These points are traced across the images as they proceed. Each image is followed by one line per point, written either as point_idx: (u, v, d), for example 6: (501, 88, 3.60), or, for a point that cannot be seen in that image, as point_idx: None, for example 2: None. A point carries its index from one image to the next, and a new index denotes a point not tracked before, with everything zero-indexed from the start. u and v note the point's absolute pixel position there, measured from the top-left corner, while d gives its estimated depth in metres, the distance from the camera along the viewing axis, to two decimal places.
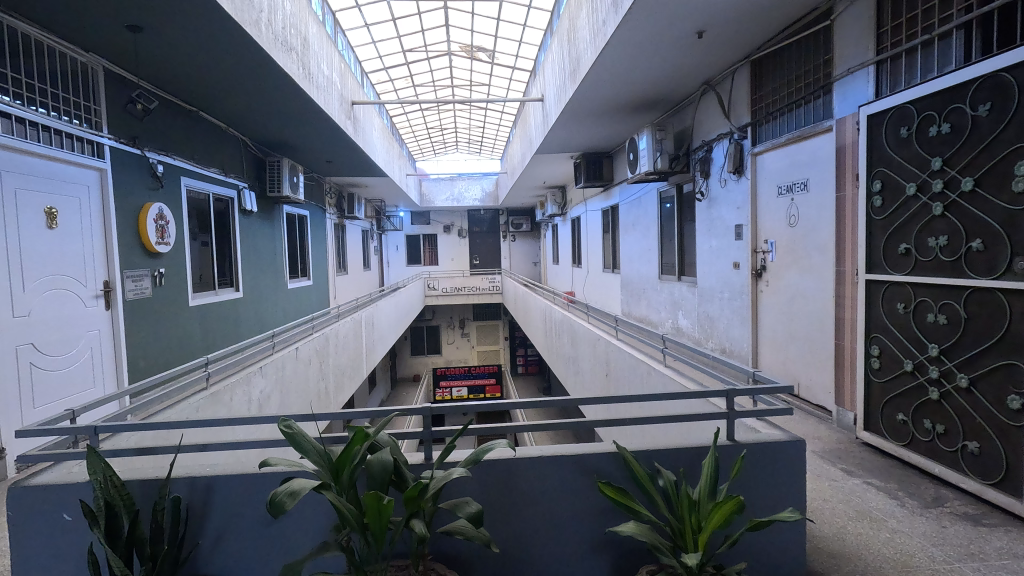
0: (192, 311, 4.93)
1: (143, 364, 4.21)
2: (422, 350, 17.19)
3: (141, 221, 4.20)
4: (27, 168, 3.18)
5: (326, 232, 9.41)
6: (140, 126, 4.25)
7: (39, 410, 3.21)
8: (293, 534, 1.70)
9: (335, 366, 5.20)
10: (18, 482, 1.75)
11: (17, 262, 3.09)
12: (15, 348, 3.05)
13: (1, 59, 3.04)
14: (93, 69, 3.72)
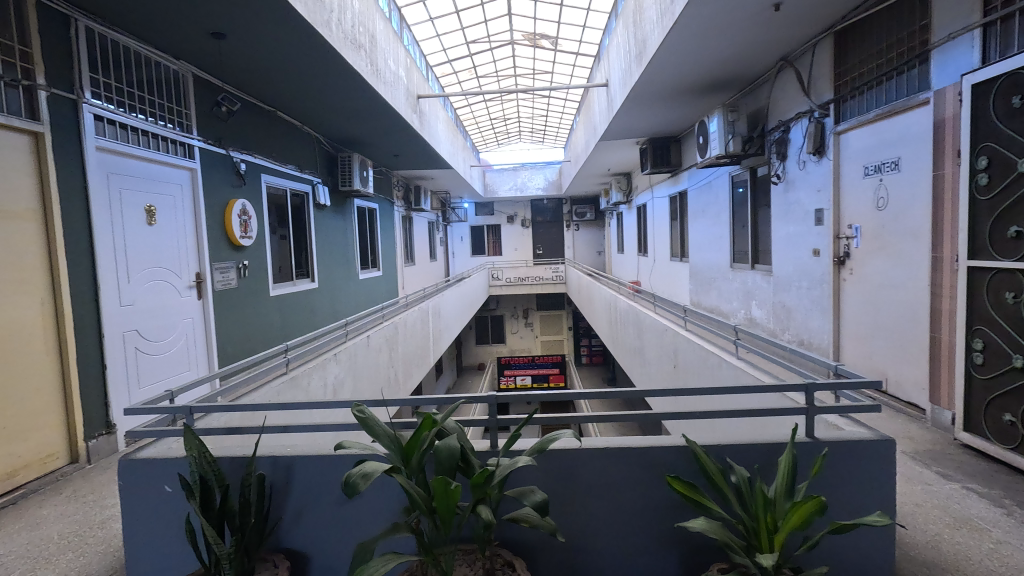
0: (273, 301, 5.25)
1: (230, 350, 4.53)
2: (486, 339, 17.46)
3: (226, 217, 4.50)
4: (129, 170, 3.48)
5: (394, 224, 9.71)
6: (225, 128, 4.54)
7: (143, 390, 3.53)
8: (367, 515, 1.78)
9: (404, 353, 5.37)
10: (126, 455, 1.93)
11: (124, 255, 3.41)
12: (123, 334, 3.37)
13: (107, 71, 3.35)
14: (183, 75, 4.02)
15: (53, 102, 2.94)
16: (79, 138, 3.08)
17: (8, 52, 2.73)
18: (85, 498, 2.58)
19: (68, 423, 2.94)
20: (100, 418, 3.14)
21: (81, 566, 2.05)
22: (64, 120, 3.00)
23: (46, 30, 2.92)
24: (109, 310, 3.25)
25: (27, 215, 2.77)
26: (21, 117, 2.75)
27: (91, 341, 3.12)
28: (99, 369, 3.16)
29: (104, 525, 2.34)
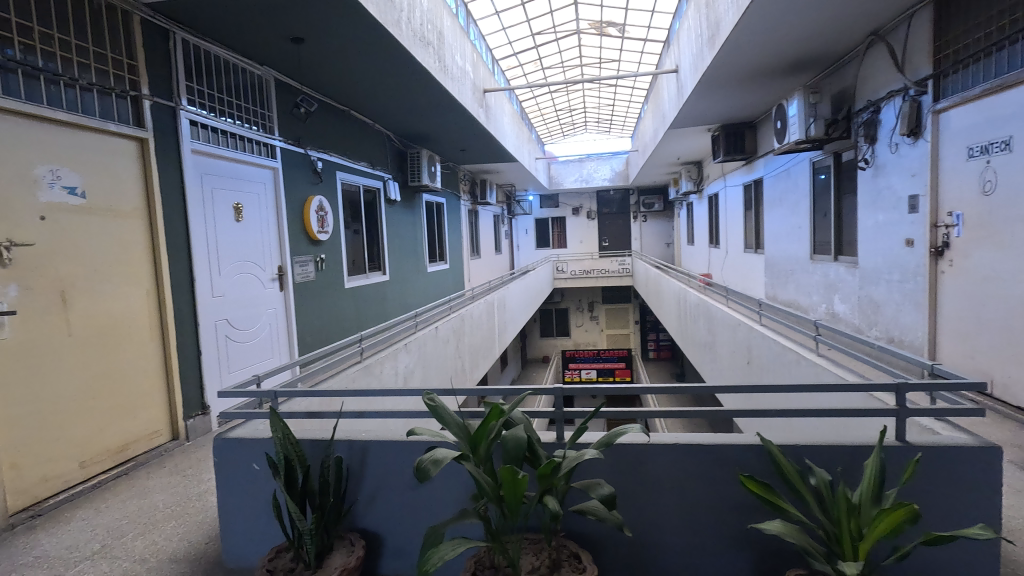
0: (347, 293, 5.50)
1: (309, 339, 4.80)
2: (551, 332, 17.46)
3: (305, 213, 4.75)
4: (219, 170, 3.75)
5: (461, 218, 9.88)
6: (303, 128, 4.79)
7: (233, 375, 3.81)
8: (437, 500, 1.84)
9: (470, 345, 5.47)
10: (220, 434, 2.09)
11: (217, 249, 3.68)
12: (216, 322, 3.64)
13: (201, 79, 3.61)
14: (265, 80, 4.27)
15: (155, 110, 3.21)
16: (177, 142, 3.36)
17: (117, 65, 3.01)
18: (186, 472, 2.84)
19: (169, 403, 3.23)
20: (196, 400, 3.42)
21: (181, 535, 2.24)
22: (164, 125, 3.27)
23: (148, 43, 3.19)
24: (203, 301, 3.53)
25: (135, 213, 3.05)
26: (129, 124, 3.03)
27: (188, 329, 3.40)
28: (196, 355, 3.44)
29: (202, 498, 2.55)
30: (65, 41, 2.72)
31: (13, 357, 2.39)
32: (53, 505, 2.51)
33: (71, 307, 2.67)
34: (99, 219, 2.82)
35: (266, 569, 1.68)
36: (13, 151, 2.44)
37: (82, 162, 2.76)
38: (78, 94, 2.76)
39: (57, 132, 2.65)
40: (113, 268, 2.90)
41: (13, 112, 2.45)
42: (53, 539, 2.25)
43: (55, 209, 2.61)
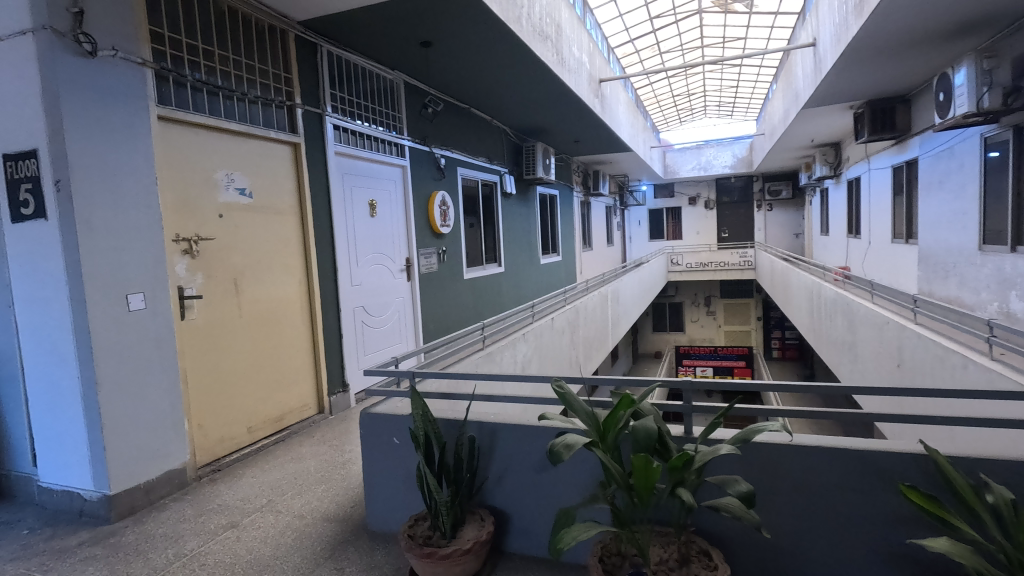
0: (466, 284, 5.75)
1: (432, 326, 5.09)
2: (664, 327, 16.89)
3: (429, 207, 5.03)
4: (356, 169, 4.09)
5: (574, 210, 9.89)
6: (429, 127, 5.07)
7: (368, 358, 4.15)
8: (564, 485, 1.88)
9: (585, 337, 5.48)
10: (366, 409, 2.25)
11: (354, 242, 4.03)
12: (354, 309, 3.99)
13: (343, 86, 3.95)
14: (396, 83, 4.57)
15: (306, 117, 3.58)
16: (323, 145, 3.72)
17: (277, 79, 3.39)
18: (332, 442, 3.17)
19: (316, 380, 3.61)
20: (338, 378, 3.80)
21: (331, 497, 2.51)
22: (313, 131, 3.64)
23: (300, 57, 3.56)
24: (343, 289, 3.88)
25: (290, 210, 3.44)
26: (285, 131, 3.41)
27: (332, 315, 3.77)
28: (337, 338, 3.81)
29: (345, 467, 2.83)
30: (238, 61, 3.12)
31: (200, 334, 2.82)
32: (229, 462, 2.94)
33: (241, 292, 3.08)
34: (262, 215, 3.22)
35: (407, 534, 1.83)
36: (200, 159, 2.86)
37: (250, 166, 3.15)
38: (247, 107, 3.15)
39: (231, 141, 3.05)
40: (273, 259, 3.30)
41: (200, 125, 2.86)
42: (230, 492, 2.62)
43: (230, 208, 3.02)
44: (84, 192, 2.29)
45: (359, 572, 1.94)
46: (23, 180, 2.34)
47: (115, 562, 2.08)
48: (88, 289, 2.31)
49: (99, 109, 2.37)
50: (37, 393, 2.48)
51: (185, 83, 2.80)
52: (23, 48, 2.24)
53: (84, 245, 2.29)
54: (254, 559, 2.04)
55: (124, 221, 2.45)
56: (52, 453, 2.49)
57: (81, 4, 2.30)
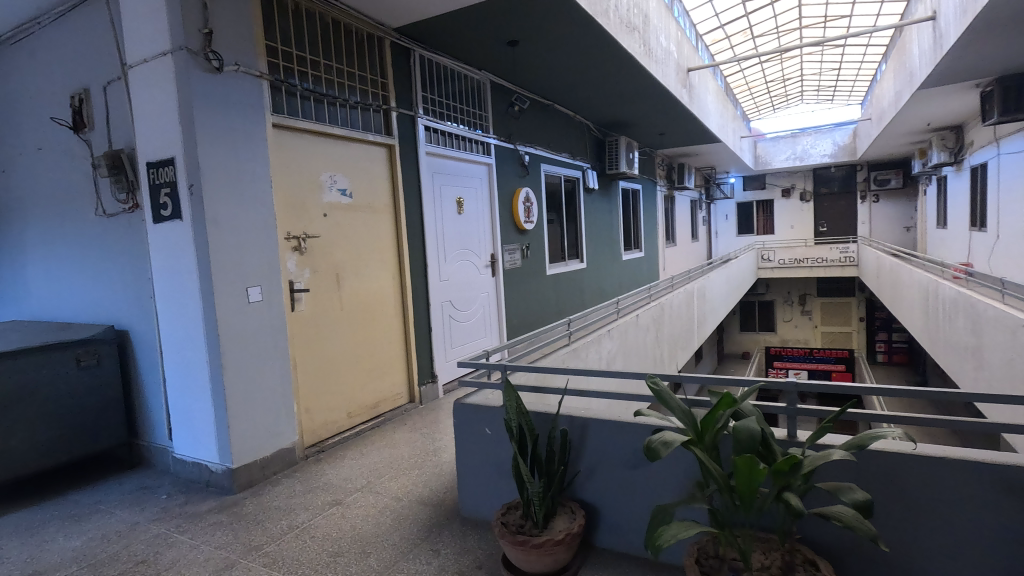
0: (549, 279, 5.78)
1: (515, 320, 5.16)
2: (753, 326, 16.06)
3: (514, 204, 5.10)
4: (445, 168, 4.22)
5: (657, 204, 9.63)
6: (514, 125, 5.15)
7: (454, 351, 4.29)
8: (656, 483, 1.86)
9: (670, 335, 5.34)
10: (459, 399, 2.30)
11: (443, 239, 4.17)
12: (442, 303, 4.14)
13: (434, 88, 4.10)
14: (483, 83, 4.67)
15: (400, 120, 3.75)
16: (415, 146, 3.88)
17: (375, 85, 3.58)
18: (424, 430, 3.32)
19: (407, 370, 3.78)
20: (427, 369, 3.96)
21: (424, 482, 2.63)
22: (406, 132, 3.80)
23: (395, 63, 3.74)
24: (433, 284, 4.04)
25: (385, 209, 3.63)
26: (381, 133, 3.59)
27: (422, 308, 3.93)
28: (427, 331, 3.97)
29: (437, 454, 2.95)
30: (340, 70, 3.32)
31: (307, 325, 3.06)
32: (332, 444, 3.15)
33: (342, 286, 3.29)
34: (360, 214, 3.42)
35: (500, 521, 1.89)
36: (308, 162, 3.09)
37: (350, 168, 3.36)
38: (349, 112, 3.35)
39: (334, 145, 3.26)
40: (370, 255, 3.50)
41: (308, 131, 3.09)
42: (334, 472, 2.82)
43: (333, 207, 3.24)
44: (212, 195, 2.55)
45: (454, 554, 2.02)
46: (162, 185, 2.62)
47: (239, 529, 2.31)
48: (215, 282, 2.57)
49: (225, 120, 2.62)
50: (172, 375, 2.79)
51: (296, 93, 3.03)
52: (163, 68, 2.52)
53: (213, 243, 2.55)
54: (356, 536, 2.18)
55: (244, 220, 2.70)
56: (185, 429, 2.80)
57: (211, 26, 2.55)
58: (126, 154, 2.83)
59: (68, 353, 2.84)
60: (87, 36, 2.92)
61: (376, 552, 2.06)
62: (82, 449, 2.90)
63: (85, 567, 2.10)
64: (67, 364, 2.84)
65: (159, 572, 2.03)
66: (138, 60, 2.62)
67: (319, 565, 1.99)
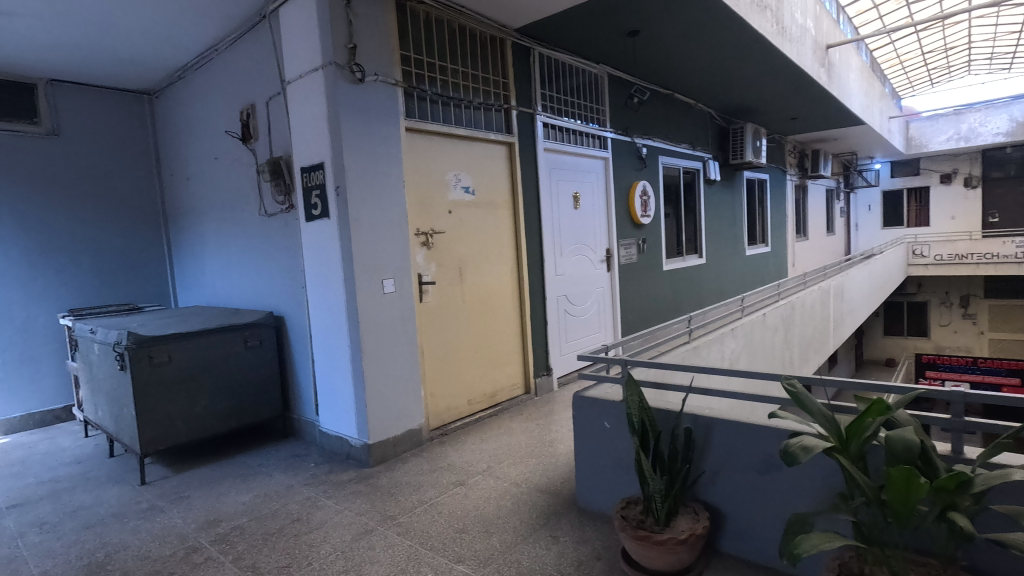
0: (666, 275, 5.61)
1: (630, 317, 5.08)
2: (901, 331, 14.31)
3: (630, 198, 5.01)
4: (562, 163, 4.26)
5: (787, 195, 8.91)
6: (632, 117, 5.05)
7: (569, 345, 4.32)
8: (789, 489, 1.75)
9: (801, 336, 4.94)
10: (578, 392, 2.32)
11: (559, 234, 4.21)
12: (557, 297, 4.19)
13: (552, 84, 4.14)
14: (601, 77, 4.63)
15: (519, 118, 3.84)
16: (534, 143, 3.96)
17: (497, 86, 3.70)
18: (540, 421, 3.39)
19: (523, 362, 3.89)
20: (543, 362, 4.04)
21: (541, 471, 2.70)
22: (526, 130, 3.89)
23: (516, 63, 3.83)
24: (549, 278, 4.10)
25: (504, 205, 3.75)
26: (502, 132, 3.70)
27: (538, 302, 4.02)
28: (543, 324, 4.04)
29: (552, 445, 3.01)
30: (465, 73, 3.47)
31: (433, 315, 3.26)
32: (454, 429, 3.34)
33: (465, 279, 3.46)
34: (482, 211, 3.57)
35: (620, 515, 1.89)
36: (436, 162, 3.28)
37: (474, 167, 3.52)
38: (472, 113, 3.50)
39: (459, 145, 3.43)
40: (490, 250, 3.64)
41: (436, 133, 3.28)
42: (457, 454, 2.99)
43: (458, 204, 3.41)
44: (355, 195, 2.81)
45: (573, 543, 2.06)
46: (314, 187, 2.94)
47: (376, 499, 2.54)
48: (356, 274, 2.83)
49: (366, 126, 2.87)
50: (319, 357, 3.12)
51: (426, 98, 3.22)
52: (315, 82, 2.81)
53: (355, 238, 2.81)
54: (479, 516, 2.30)
55: (381, 217, 2.94)
56: (329, 406, 3.12)
57: (355, 40, 2.81)
58: (284, 161, 3.20)
59: (237, 335, 3.29)
60: (254, 58, 3.34)
61: (497, 533, 2.16)
62: (247, 418, 3.35)
63: (253, 519, 2.44)
64: (237, 344, 3.29)
65: (311, 530, 2.30)
66: (295, 76, 2.95)
67: (446, 540, 2.13)
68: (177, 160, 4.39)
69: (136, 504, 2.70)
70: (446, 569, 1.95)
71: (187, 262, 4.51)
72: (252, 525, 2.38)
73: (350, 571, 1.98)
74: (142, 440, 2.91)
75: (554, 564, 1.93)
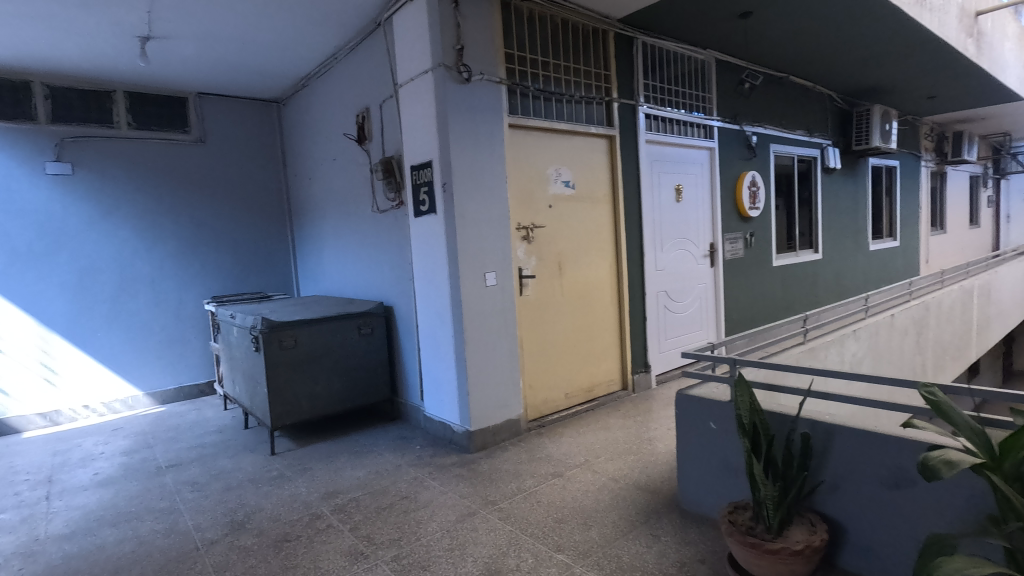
0: (776, 271, 5.26)
1: (735, 315, 4.83)
2: None
3: (738, 189, 4.75)
4: (664, 155, 4.13)
5: (921, 183, 7.99)
6: (741, 104, 4.78)
7: (669, 342, 4.20)
8: (924, 507, 1.60)
9: (936, 341, 4.43)
10: (681, 390, 2.25)
11: (660, 227, 4.10)
12: (657, 293, 4.08)
13: (655, 73, 4.02)
14: (708, 63, 4.43)
15: (621, 110, 3.78)
16: (636, 135, 3.87)
17: (598, 78, 3.66)
18: (638, 419, 3.34)
19: (621, 358, 3.84)
20: (640, 359, 3.96)
21: (640, 469, 2.66)
22: (627, 122, 3.82)
23: (619, 54, 3.76)
24: (649, 273, 4.01)
25: (604, 199, 3.71)
26: (603, 125, 3.67)
27: (637, 297, 3.94)
28: (641, 320, 3.96)
29: (652, 443, 2.95)
30: (567, 66, 3.47)
31: (532, 308, 3.32)
32: (551, 421, 3.37)
33: (564, 273, 3.48)
34: (581, 205, 3.56)
35: (728, 519, 1.82)
36: (538, 158, 3.33)
37: (574, 161, 3.52)
38: (574, 107, 3.49)
39: (560, 139, 3.44)
40: (590, 245, 3.63)
41: (537, 128, 3.31)
42: (554, 446, 3.02)
43: (558, 198, 3.43)
44: (461, 191, 2.93)
45: (675, 543, 2.02)
46: (422, 185, 3.09)
47: (478, 483, 2.64)
48: (461, 267, 2.95)
49: (471, 124, 2.97)
50: (425, 346, 3.29)
51: (528, 94, 3.27)
52: (425, 84, 2.96)
53: (460, 233, 2.93)
54: (577, 508, 2.32)
55: (484, 212, 3.04)
56: (433, 392, 3.28)
57: (462, 41, 2.92)
58: (395, 160, 3.39)
59: (352, 323, 3.55)
60: (370, 64, 3.57)
61: (596, 526, 2.17)
62: (360, 401, 3.61)
63: (367, 493, 2.64)
64: (352, 331, 3.55)
65: (418, 508, 2.44)
66: (407, 79, 3.12)
67: (545, 529, 2.18)
68: (300, 161, 4.80)
69: (268, 471, 3.02)
70: (546, 557, 1.99)
71: (308, 255, 4.93)
72: (366, 499, 2.58)
73: (456, 549, 2.09)
74: (273, 415, 3.24)
75: (656, 563, 1.90)
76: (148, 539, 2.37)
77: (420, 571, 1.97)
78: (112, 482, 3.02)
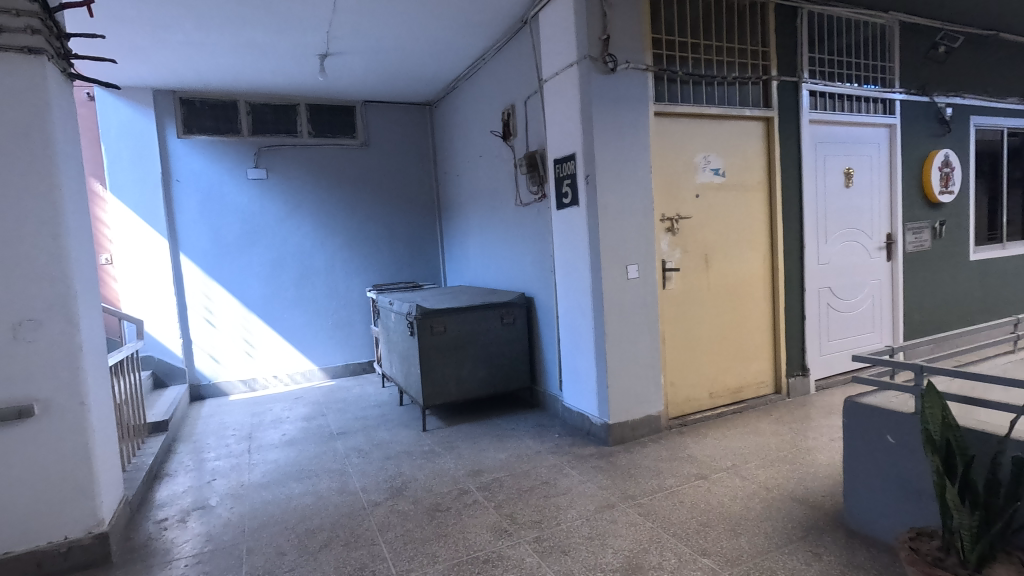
0: (973, 266, 4.47)
1: (918, 316, 4.19)
2: None
3: (925, 171, 4.11)
4: (832, 136, 3.71)
5: None
6: (932, 71, 4.12)
7: (833, 344, 3.78)
8: None
9: None
10: (851, 397, 2.02)
11: (823, 217, 3.70)
12: (819, 289, 3.69)
13: (823, 44, 3.62)
14: (890, 28, 3.87)
15: (781, 88, 3.47)
16: (798, 115, 3.53)
17: (755, 56, 3.39)
18: (793, 425, 3.07)
19: (773, 359, 3.55)
20: (797, 361, 3.62)
21: (797, 480, 2.44)
22: (788, 101, 3.49)
23: (780, 27, 3.45)
24: (810, 268, 3.64)
25: (758, 187, 3.44)
26: (759, 107, 3.40)
27: (795, 294, 3.60)
28: (799, 318, 3.62)
29: (811, 454, 2.69)
30: (720, 46, 3.26)
31: (676, 302, 3.20)
32: (693, 421, 3.23)
33: (711, 267, 3.30)
34: (732, 193, 3.34)
35: (908, 546, 1.60)
36: (685, 145, 3.18)
37: (726, 147, 3.31)
38: (726, 89, 3.28)
39: (710, 125, 3.26)
40: (740, 236, 3.39)
41: (686, 114, 3.17)
42: (698, 447, 2.90)
43: (706, 187, 3.26)
44: (604, 182, 2.92)
45: (840, 565, 1.83)
46: (565, 177, 3.14)
47: (617, 476, 2.63)
48: (603, 259, 2.94)
49: (616, 114, 2.94)
50: (565, 336, 3.34)
51: (676, 79, 3.13)
52: (571, 77, 2.98)
53: (602, 225, 2.92)
54: (724, 513, 2.21)
55: (627, 204, 2.99)
56: (573, 383, 3.32)
57: (609, 31, 2.88)
58: (539, 154, 3.47)
59: (495, 312, 3.72)
60: (516, 61, 3.68)
61: (746, 535, 2.04)
62: (502, 387, 3.77)
63: (509, 475, 2.76)
64: (495, 320, 3.72)
65: (558, 494, 2.50)
66: (552, 74, 3.17)
67: (689, 530, 2.10)
68: (449, 159, 5.12)
69: (420, 446, 3.29)
70: (690, 559, 1.92)
71: (455, 247, 5.25)
72: (508, 480, 2.70)
73: (595, 538, 2.11)
74: (425, 394, 3.52)
75: None
76: (325, 494, 2.73)
77: (560, 554, 2.02)
78: (296, 442, 3.52)
